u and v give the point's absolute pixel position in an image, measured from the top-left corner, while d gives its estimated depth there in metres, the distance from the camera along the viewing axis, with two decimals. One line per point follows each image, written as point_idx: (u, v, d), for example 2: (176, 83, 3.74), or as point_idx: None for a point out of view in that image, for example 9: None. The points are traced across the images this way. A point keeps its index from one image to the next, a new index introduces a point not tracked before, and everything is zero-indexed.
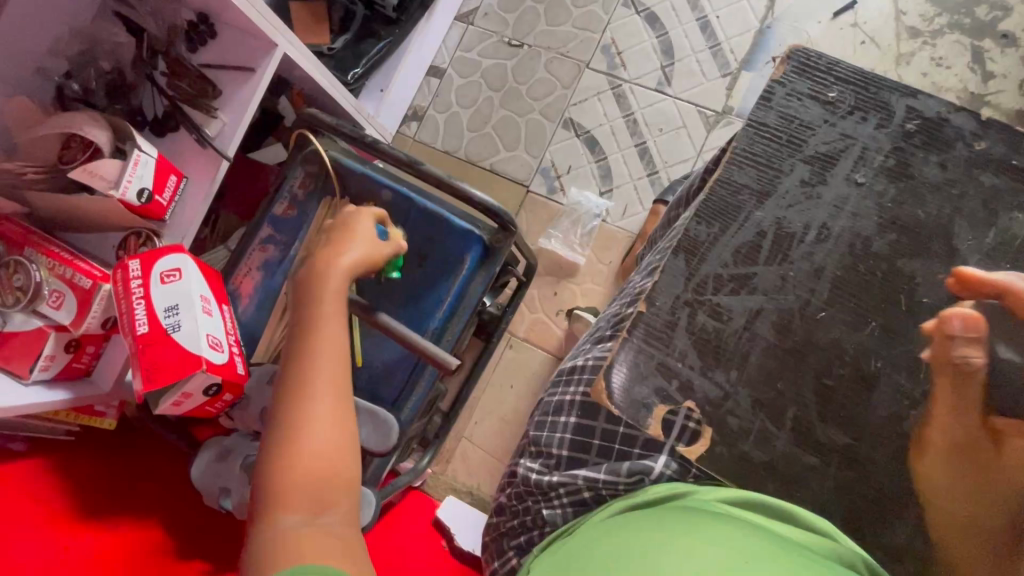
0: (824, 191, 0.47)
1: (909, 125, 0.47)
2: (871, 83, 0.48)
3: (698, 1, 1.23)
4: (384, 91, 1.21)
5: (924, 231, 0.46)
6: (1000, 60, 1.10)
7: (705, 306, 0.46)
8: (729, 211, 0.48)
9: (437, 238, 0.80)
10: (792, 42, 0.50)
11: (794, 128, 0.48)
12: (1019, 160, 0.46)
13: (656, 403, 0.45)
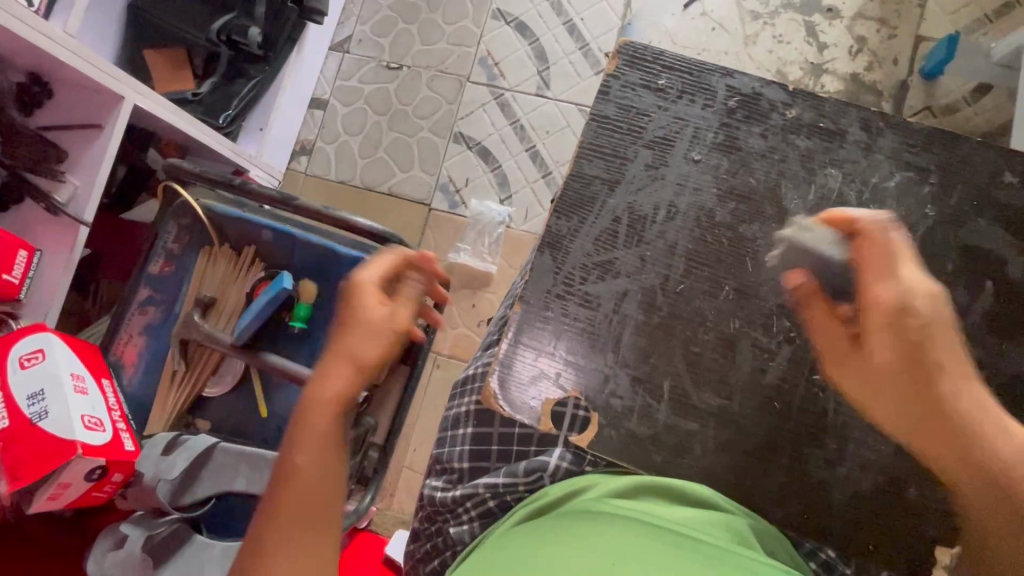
0: (667, 172, 0.53)
1: (731, 101, 0.53)
2: (694, 67, 0.54)
3: (562, 7, 1.30)
4: (264, 131, 1.19)
5: (752, 195, 0.53)
6: (830, 32, 1.23)
7: (575, 296, 0.52)
8: (585, 203, 0.53)
9: (330, 271, 0.80)
10: (620, 38, 0.55)
11: (632, 117, 0.53)
12: (827, 120, 0.53)
13: (540, 403, 0.51)
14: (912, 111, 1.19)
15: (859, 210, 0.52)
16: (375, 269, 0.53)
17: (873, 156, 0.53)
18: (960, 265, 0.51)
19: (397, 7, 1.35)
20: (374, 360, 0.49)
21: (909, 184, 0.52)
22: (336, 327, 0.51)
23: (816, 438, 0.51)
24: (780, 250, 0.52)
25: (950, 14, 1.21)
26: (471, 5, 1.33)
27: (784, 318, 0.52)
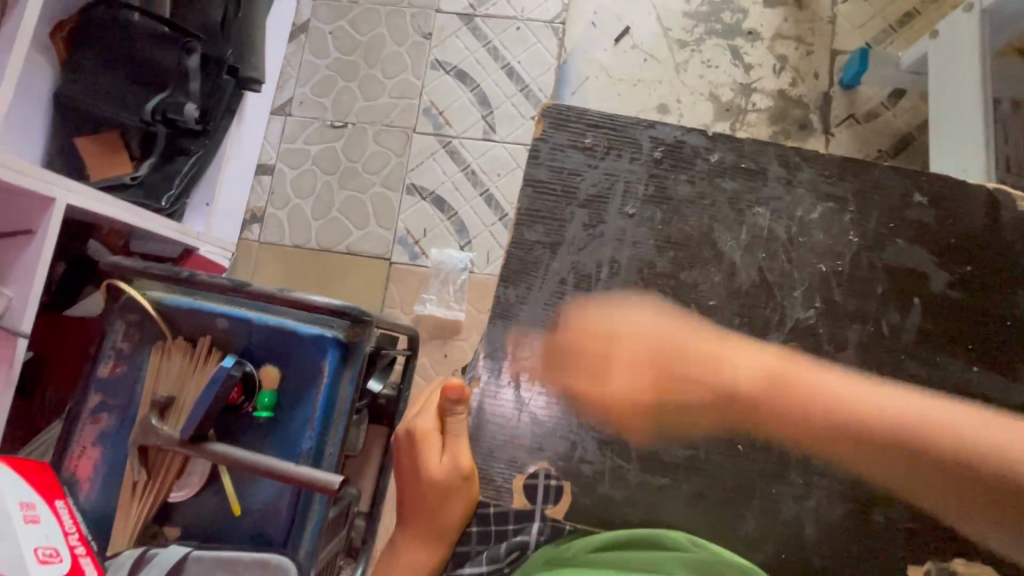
0: (605, 228, 0.63)
1: (657, 152, 0.64)
2: (617, 125, 0.64)
3: (498, 52, 1.35)
4: (210, 206, 1.18)
5: (687, 241, 0.63)
6: (753, 53, 1.30)
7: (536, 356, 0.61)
8: (532, 268, 0.62)
9: (291, 353, 0.78)
10: (542, 104, 0.65)
11: (565, 178, 0.63)
12: (746, 159, 0.64)
13: (513, 476, 0.59)
14: (837, 120, 1.27)
15: (789, 244, 0.63)
16: (431, 414, 0.61)
17: (794, 190, 0.63)
18: (887, 287, 0.62)
19: (335, 66, 1.38)
20: (459, 511, 0.58)
21: (832, 212, 0.63)
22: (410, 466, 0.61)
23: (780, 474, 0.60)
24: (721, 291, 0.62)
25: (858, 27, 1.30)
26: (409, 58, 1.36)
27: (732, 357, 0.61)
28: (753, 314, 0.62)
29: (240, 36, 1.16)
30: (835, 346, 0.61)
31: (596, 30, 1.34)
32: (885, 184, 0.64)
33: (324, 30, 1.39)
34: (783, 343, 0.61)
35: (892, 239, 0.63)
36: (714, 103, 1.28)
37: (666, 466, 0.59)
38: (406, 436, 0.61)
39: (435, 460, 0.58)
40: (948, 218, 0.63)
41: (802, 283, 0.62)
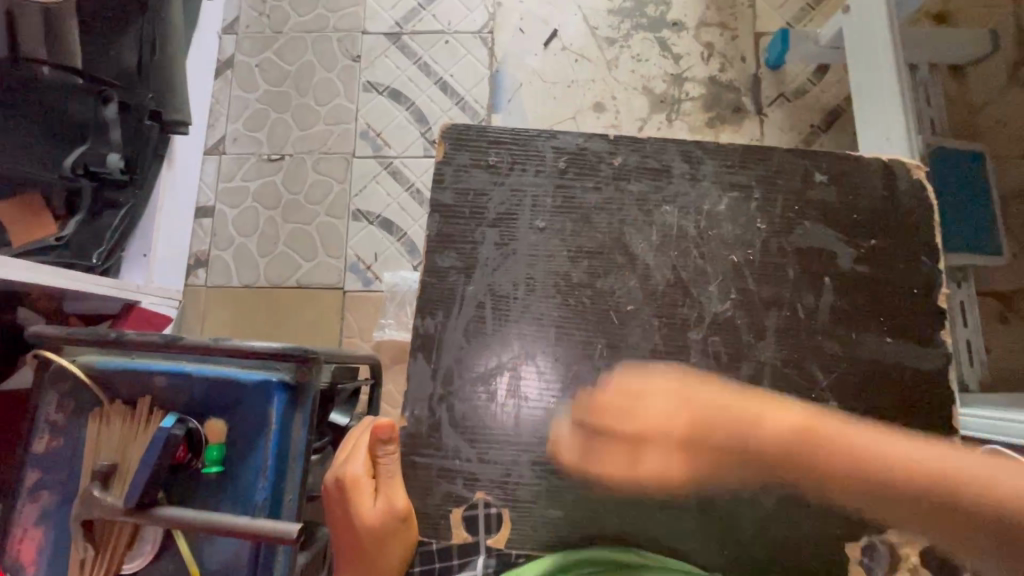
0: (517, 245, 0.64)
1: (559, 164, 0.65)
2: (518, 140, 0.65)
3: (429, 67, 1.34)
4: (149, 255, 1.14)
5: (600, 249, 0.64)
6: (680, 43, 1.32)
7: (459, 390, 0.62)
8: (446, 298, 0.63)
9: (236, 402, 0.76)
10: (441, 126, 0.66)
11: (472, 199, 0.64)
12: (649, 160, 0.65)
13: (451, 507, 0.61)
14: (769, 100, 1.29)
15: (701, 239, 0.63)
16: (360, 460, 0.58)
17: (699, 186, 0.65)
18: (799, 270, 0.63)
19: (265, 98, 1.35)
20: (401, 555, 0.58)
21: (737, 202, 0.64)
22: (341, 518, 0.58)
23: (717, 470, 0.59)
24: (638, 294, 0.63)
25: (777, 9, 1.33)
26: (341, 83, 1.35)
27: (657, 359, 0.61)
28: (673, 315, 0.62)
29: (159, 78, 1.12)
30: (755, 334, 0.62)
31: (525, 36, 1.34)
32: (787, 167, 0.65)
33: (250, 63, 1.37)
34: (705, 339, 0.62)
35: (798, 221, 0.64)
36: (649, 96, 1.30)
37: (603, 474, 0.59)
38: (335, 486, 0.58)
39: (372, 507, 0.57)
40: (848, 193, 0.65)
41: (720, 281, 0.63)
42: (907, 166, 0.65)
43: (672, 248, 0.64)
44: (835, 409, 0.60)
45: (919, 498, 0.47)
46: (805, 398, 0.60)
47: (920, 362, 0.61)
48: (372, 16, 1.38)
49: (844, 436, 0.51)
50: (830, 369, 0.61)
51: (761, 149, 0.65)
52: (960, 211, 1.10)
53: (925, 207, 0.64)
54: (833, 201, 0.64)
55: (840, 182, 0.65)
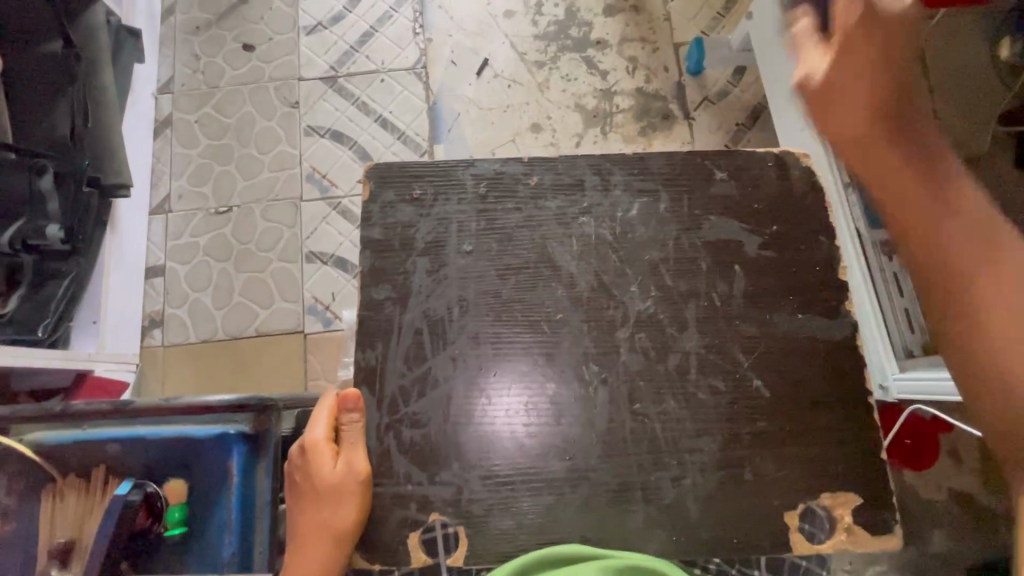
0: (447, 270, 0.65)
1: (482, 187, 0.68)
2: (438, 171, 0.68)
3: (369, 106, 1.37)
4: (99, 321, 1.12)
5: (526, 264, 0.66)
6: (606, 60, 1.39)
7: (404, 420, 0.61)
8: (383, 331, 0.64)
9: (195, 459, 0.75)
10: (367, 165, 0.69)
11: (400, 232, 0.66)
12: (567, 175, 0.69)
13: (408, 532, 0.59)
14: (695, 104, 1.36)
15: (617, 242, 0.67)
16: (321, 424, 0.60)
17: (611, 194, 0.68)
18: (711, 261, 0.66)
19: (207, 153, 1.36)
20: (357, 519, 0.57)
21: (648, 206, 0.68)
22: (302, 483, 0.60)
23: (659, 462, 0.60)
24: (565, 303, 0.65)
25: (691, 20, 1.41)
26: (282, 129, 1.37)
27: (591, 363, 0.63)
28: (601, 317, 0.64)
29: (94, 145, 1.11)
30: (679, 327, 0.64)
31: (457, 68, 1.39)
32: (690, 168, 0.69)
33: (189, 120, 1.38)
34: (633, 336, 0.64)
35: (705, 217, 0.68)
36: (583, 112, 1.36)
37: (552, 483, 0.60)
38: (298, 449, 0.60)
39: (332, 467, 0.58)
40: (746, 184, 0.69)
41: (642, 281, 0.66)
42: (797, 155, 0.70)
43: (593, 256, 0.66)
44: (760, 386, 0.62)
45: (953, 284, 0.54)
46: (732, 381, 0.63)
47: (831, 333, 0.64)
48: (307, 63, 1.41)
49: (936, 227, 0.57)
50: (751, 351, 0.64)
51: (667, 155, 0.70)
52: None
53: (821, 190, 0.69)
54: (734, 195, 0.68)
55: (737, 175, 0.69)
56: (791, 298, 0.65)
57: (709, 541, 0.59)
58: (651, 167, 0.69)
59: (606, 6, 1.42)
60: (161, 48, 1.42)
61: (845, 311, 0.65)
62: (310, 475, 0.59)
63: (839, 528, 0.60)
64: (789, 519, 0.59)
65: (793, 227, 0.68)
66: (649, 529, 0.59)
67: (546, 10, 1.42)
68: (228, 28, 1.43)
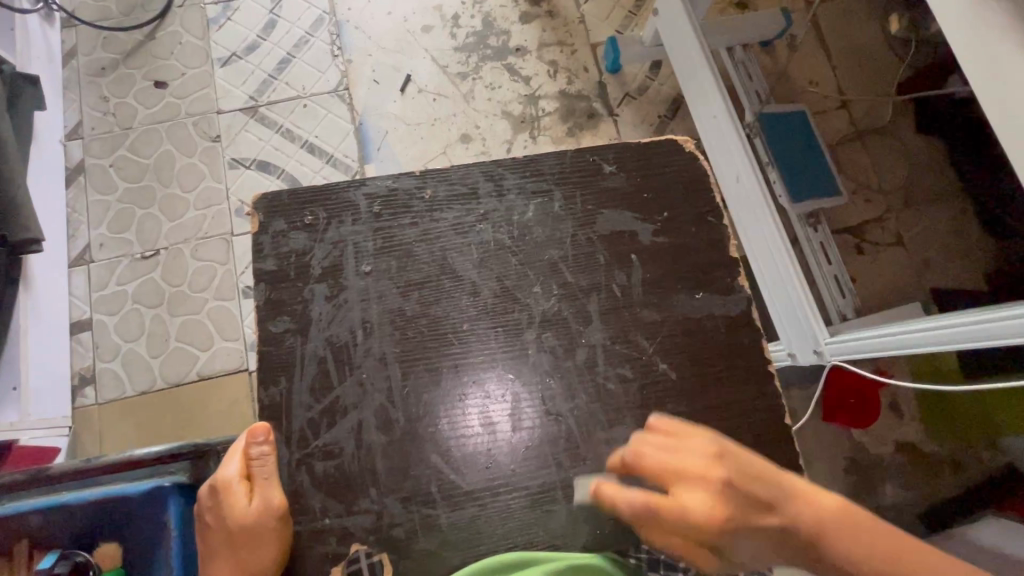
0: (348, 294, 0.65)
1: (374, 207, 0.68)
2: (329, 196, 0.68)
3: (293, 133, 1.35)
4: (19, 387, 1.05)
5: (427, 279, 0.66)
6: (527, 66, 1.41)
7: (315, 454, 0.60)
8: (286, 365, 0.63)
9: (131, 516, 0.71)
10: (254, 198, 0.68)
11: (296, 260, 0.66)
12: (463, 184, 0.70)
13: (332, 567, 0.57)
14: (618, 101, 1.40)
15: (515, 246, 0.68)
16: (233, 462, 0.58)
17: (506, 199, 0.69)
18: (606, 253, 0.68)
19: (126, 196, 1.30)
20: (279, 554, 0.56)
21: (543, 206, 0.69)
22: (214, 526, 0.56)
23: (576, 455, 0.61)
24: (470, 312, 0.65)
25: (605, 21, 1.45)
26: (204, 165, 1.33)
27: (503, 370, 0.64)
28: (507, 321, 0.65)
29: None
30: (582, 320, 0.66)
31: (380, 86, 1.39)
32: (577, 166, 0.71)
33: (103, 164, 1.32)
34: (540, 335, 0.65)
35: (597, 212, 0.69)
36: (509, 118, 1.37)
37: (472, 494, 0.60)
38: (207, 492, 0.57)
39: (248, 503, 0.56)
40: (635, 174, 0.71)
41: (544, 281, 0.67)
42: (678, 142, 0.73)
43: (493, 262, 0.67)
44: (665, 366, 0.64)
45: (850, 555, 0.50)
46: (639, 368, 0.64)
47: (727, 308, 0.67)
48: (225, 95, 1.37)
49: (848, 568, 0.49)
50: (655, 335, 0.65)
51: (556, 155, 0.72)
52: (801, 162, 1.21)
53: (706, 172, 0.72)
54: (623, 186, 0.70)
55: (624, 166, 0.71)
56: (689, 279, 0.68)
57: (631, 527, 0.60)
58: (544, 169, 0.71)
59: (521, 13, 1.44)
60: (65, 92, 1.36)
61: (740, 287, 0.68)
62: (224, 516, 0.56)
63: None
64: None
65: (683, 212, 0.70)
66: (573, 525, 0.59)
67: (462, 23, 1.43)
68: (137, 66, 1.38)
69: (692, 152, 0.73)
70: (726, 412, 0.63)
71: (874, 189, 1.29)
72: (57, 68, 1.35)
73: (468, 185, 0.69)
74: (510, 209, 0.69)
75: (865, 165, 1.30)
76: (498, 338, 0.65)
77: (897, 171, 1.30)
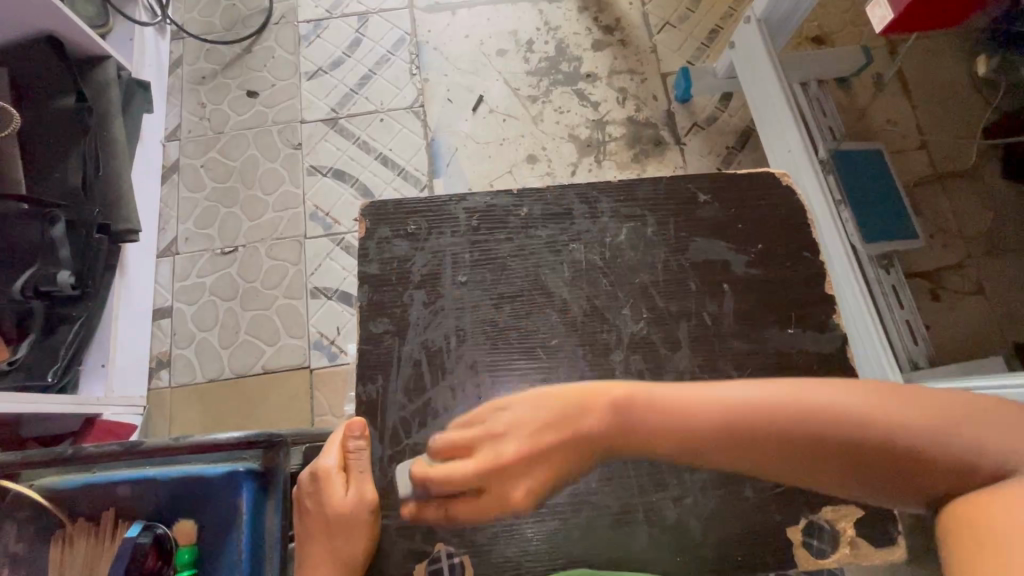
0: (443, 302, 0.67)
1: (472, 220, 0.70)
2: (430, 207, 0.71)
3: (369, 145, 1.42)
4: (107, 365, 1.12)
5: (520, 292, 0.68)
6: (596, 92, 1.43)
7: (406, 452, 0.62)
8: (381, 364, 0.65)
9: (206, 499, 0.75)
10: (361, 204, 0.72)
11: (396, 266, 0.69)
12: (556, 205, 0.72)
13: (414, 564, 0.59)
14: (685, 130, 1.40)
15: (606, 266, 0.69)
16: (333, 452, 0.60)
17: (599, 220, 0.71)
18: (698, 281, 0.68)
19: (214, 195, 1.40)
20: (367, 549, 0.58)
21: (635, 230, 0.70)
22: (315, 511, 0.59)
23: (659, 481, 0.61)
24: (559, 328, 0.67)
25: (677, 53, 1.46)
26: (285, 171, 1.41)
27: (588, 387, 0.64)
28: (595, 340, 0.66)
29: (104, 194, 1.14)
30: (670, 344, 0.66)
31: (453, 105, 1.44)
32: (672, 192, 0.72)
33: (195, 165, 1.43)
34: (627, 357, 0.66)
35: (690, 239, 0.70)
36: (577, 141, 1.40)
37: (554, 507, 0.60)
38: (309, 478, 0.59)
39: (347, 493, 0.58)
40: (730, 205, 0.71)
41: (634, 304, 0.68)
42: (772, 175, 0.73)
43: (584, 281, 0.68)
44: None
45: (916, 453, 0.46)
46: None
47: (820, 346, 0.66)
48: (309, 106, 1.46)
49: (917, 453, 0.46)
50: (742, 365, 0.65)
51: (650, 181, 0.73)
52: (880, 202, 1.18)
53: (802, 209, 0.71)
54: (718, 215, 0.71)
55: (719, 195, 0.72)
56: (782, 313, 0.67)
57: (711, 558, 0.59)
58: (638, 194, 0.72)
59: (594, 41, 1.48)
60: (168, 98, 1.48)
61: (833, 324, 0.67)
62: (322, 503, 0.58)
63: (841, 539, 0.60)
64: (791, 532, 0.59)
65: (777, 245, 0.70)
66: (650, 550, 0.59)
67: (536, 48, 1.48)
68: (233, 77, 1.49)
69: (788, 185, 0.72)
70: None
71: (956, 234, 1.24)
72: (164, 75, 1.48)
73: (565, 204, 0.71)
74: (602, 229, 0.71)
75: (945, 209, 1.25)
76: (594, 358, 0.66)
77: (982, 218, 1.24)
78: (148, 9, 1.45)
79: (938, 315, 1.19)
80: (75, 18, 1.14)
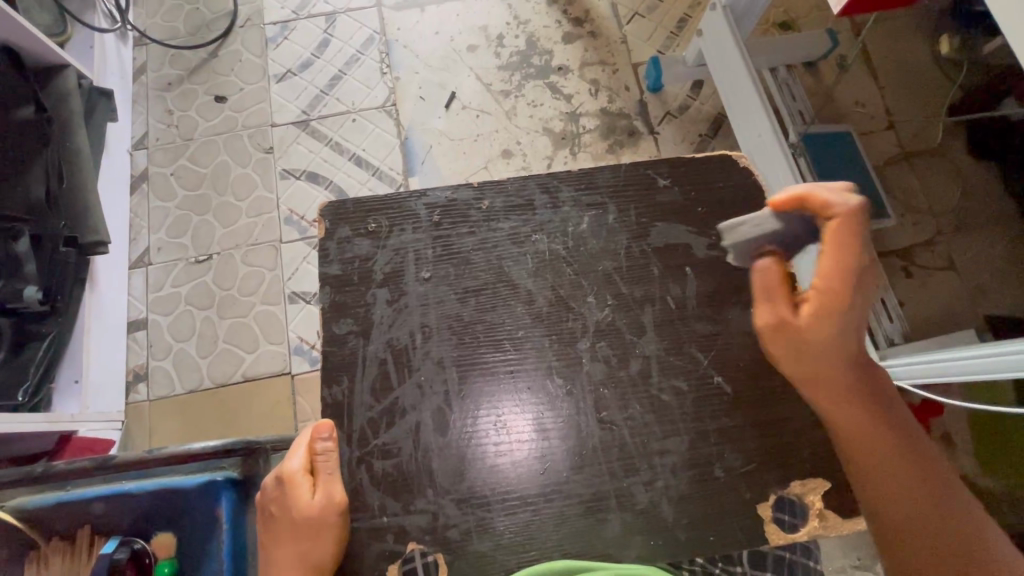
0: (408, 299, 0.67)
1: (434, 216, 0.70)
2: (392, 204, 0.70)
3: (342, 146, 1.40)
4: (80, 381, 1.10)
5: (484, 286, 0.68)
6: (568, 84, 1.43)
7: (375, 452, 0.62)
8: (348, 364, 0.65)
9: (182, 511, 0.73)
10: (322, 204, 0.71)
11: (360, 265, 0.68)
12: (519, 197, 0.71)
13: (387, 565, 0.59)
14: (658, 120, 1.41)
15: (570, 256, 0.69)
16: (298, 455, 0.60)
17: (562, 210, 0.71)
18: (661, 266, 0.69)
19: (184, 203, 1.38)
20: (336, 552, 0.57)
21: (598, 219, 0.71)
22: (280, 517, 0.58)
23: (631, 467, 0.61)
24: (525, 319, 0.66)
25: (647, 42, 1.47)
26: (257, 175, 1.39)
27: (555, 376, 0.65)
28: (561, 330, 0.66)
29: (69, 206, 1.11)
30: (636, 331, 0.66)
31: (425, 103, 1.43)
32: (634, 179, 0.72)
33: (164, 173, 1.40)
34: (594, 346, 0.66)
35: (651, 225, 0.70)
36: (551, 134, 1.40)
37: (525, 499, 0.60)
38: (274, 483, 0.59)
39: (313, 497, 0.58)
40: (690, 189, 0.72)
41: (600, 293, 0.68)
42: (732, 158, 0.73)
43: (549, 271, 0.68)
44: (721, 383, 0.64)
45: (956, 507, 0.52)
46: (695, 382, 0.64)
47: None
48: (280, 109, 1.44)
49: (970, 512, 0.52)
50: (709, 348, 0.66)
51: (611, 169, 0.73)
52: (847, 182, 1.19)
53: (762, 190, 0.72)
54: (679, 200, 0.71)
55: (681, 180, 0.72)
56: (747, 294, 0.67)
57: (686, 541, 0.59)
58: (599, 182, 0.72)
59: (565, 33, 1.48)
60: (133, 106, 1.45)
61: None
62: (287, 508, 0.58)
63: (811, 515, 0.60)
64: (761, 509, 0.60)
65: None
66: (625, 537, 0.59)
67: (507, 42, 1.47)
68: (199, 82, 1.47)
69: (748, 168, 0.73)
70: (785, 430, 0.63)
71: (924, 211, 1.26)
72: (128, 83, 1.45)
73: (526, 196, 0.71)
74: (566, 219, 0.70)
75: (913, 188, 1.27)
76: (559, 348, 0.66)
77: (948, 195, 1.26)
78: (108, 15, 1.42)
79: (911, 291, 1.21)
80: (30, 27, 1.11)
